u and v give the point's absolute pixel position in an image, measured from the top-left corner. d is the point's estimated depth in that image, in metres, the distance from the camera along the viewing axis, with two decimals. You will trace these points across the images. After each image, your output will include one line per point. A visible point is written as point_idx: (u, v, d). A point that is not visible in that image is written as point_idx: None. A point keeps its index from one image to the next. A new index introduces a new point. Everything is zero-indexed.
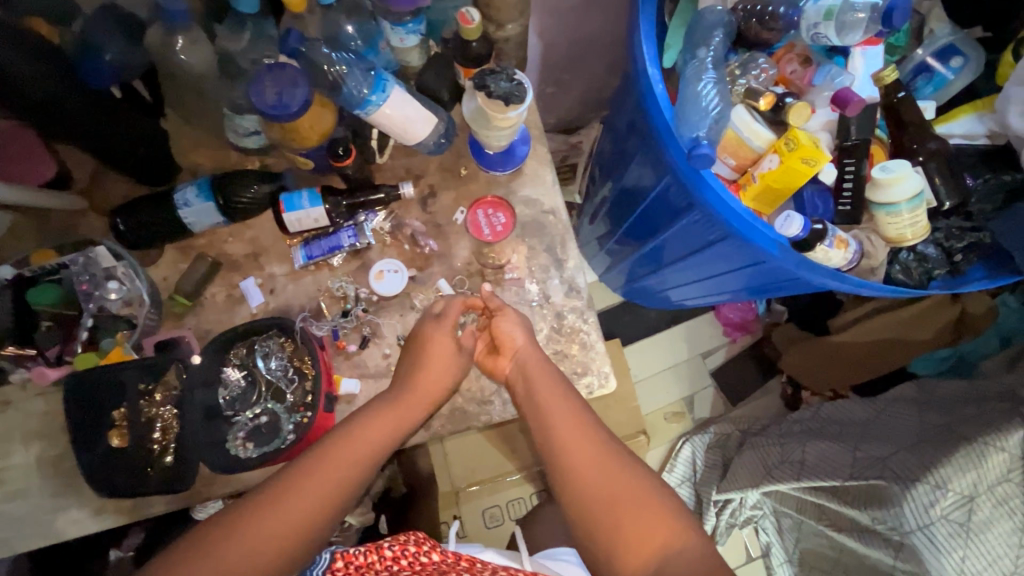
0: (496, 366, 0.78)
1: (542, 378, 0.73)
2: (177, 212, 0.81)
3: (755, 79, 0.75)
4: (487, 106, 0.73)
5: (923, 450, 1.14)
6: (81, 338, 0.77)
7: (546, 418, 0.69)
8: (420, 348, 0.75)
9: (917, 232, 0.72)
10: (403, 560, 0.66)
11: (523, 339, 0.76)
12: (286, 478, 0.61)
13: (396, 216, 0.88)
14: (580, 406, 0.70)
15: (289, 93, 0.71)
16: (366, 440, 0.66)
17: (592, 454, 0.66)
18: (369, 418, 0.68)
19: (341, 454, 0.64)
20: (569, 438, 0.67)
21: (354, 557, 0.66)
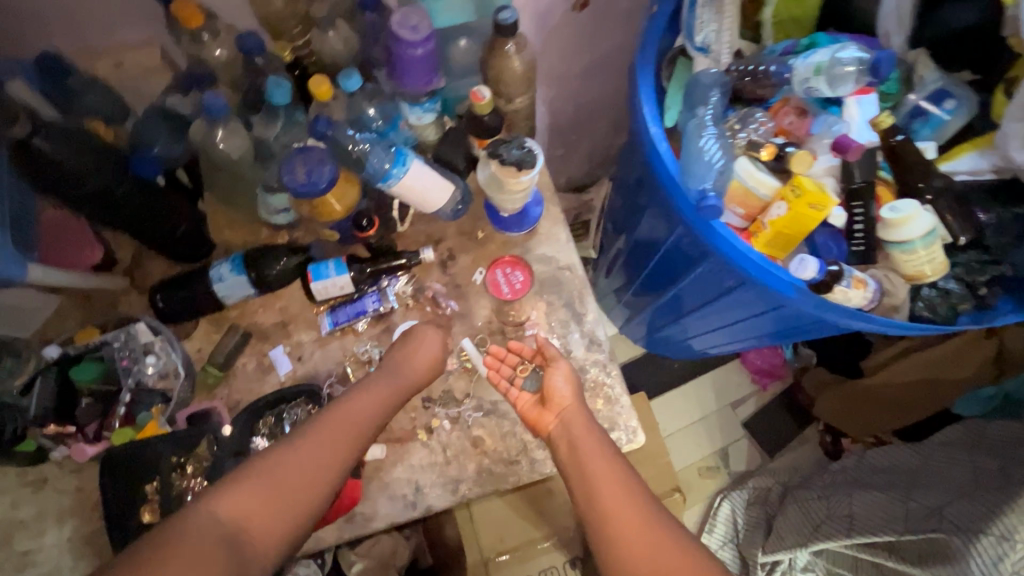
0: (540, 419, 0.77)
1: (588, 439, 0.72)
2: (211, 287, 0.85)
3: (755, 132, 0.78)
4: (500, 172, 0.78)
5: (982, 500, 1.10)
6: (119, 413, 0.79)
7: (595, 487, 0.68)
8: (414, 340, 0.77)
9: (936, 267, 0.72)
10: None
11: (572, 399, 0.76)
12: (299, 447, 0.63)
13: (418, 279, 0.91)
14: (630, 477, 0.69)
15: (317, 172, 0.76)
16: (363, 415, 0.68)
17: (639, 530, 0.65)
18: (370, 394, 0.70)
19: (351, 439, 0.66)
20: (619, 508, 0.66)
21: None
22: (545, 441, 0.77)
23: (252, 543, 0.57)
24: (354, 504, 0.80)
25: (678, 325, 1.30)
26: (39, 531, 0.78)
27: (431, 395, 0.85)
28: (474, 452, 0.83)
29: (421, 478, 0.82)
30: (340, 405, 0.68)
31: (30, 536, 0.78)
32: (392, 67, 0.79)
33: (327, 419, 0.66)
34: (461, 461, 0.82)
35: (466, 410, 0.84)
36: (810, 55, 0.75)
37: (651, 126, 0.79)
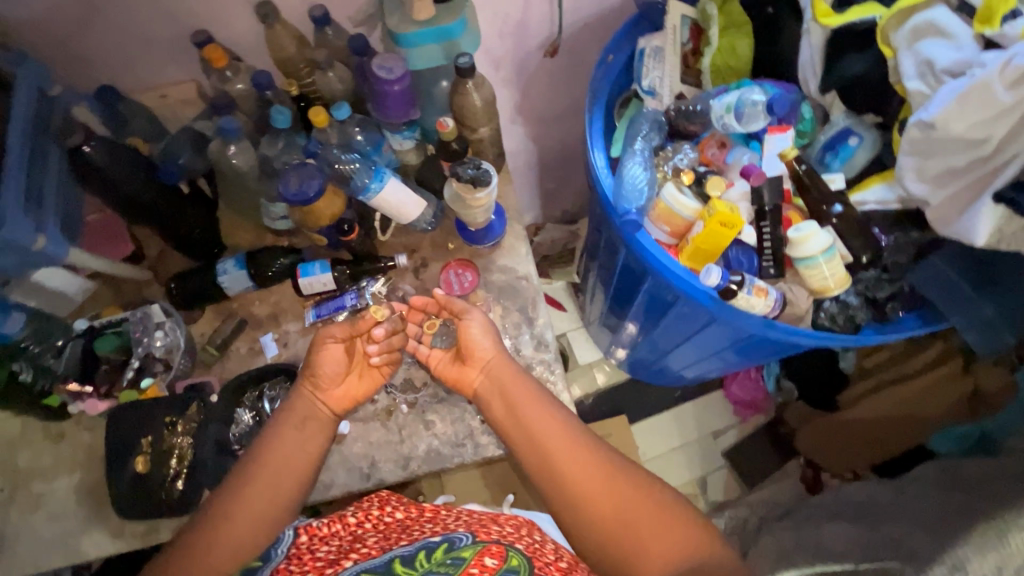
0: (464, 375, 0.86)
1: (521, 393, 0.80)
2: (217, 278, 1.00)
3: (680, 162, 0.92)
4: (460, 189, 0.92)
5: (942, 533, 1.05)
6: (127, 377, 0.93)
7: (534, 430, 0.77)
8: (315, 365, 0.85)
9: (839, 281, 0.80)
10: (366, 523, 0.78)
11: (493, 352, 0.85)
12: (222, 517, 0.73)
13: (392, 282, 1.04)
14: (561, 415, 0.79)
15: (308, 183, 0.91)
16: (288, 453, 0.79)
17: (577, 457, 0.74)
18: (276, 445, 0.79)
19: (265, 489, 0.75)
20: (563, 451, 0.75)
21: (317, 528, 0.77)
22: (470, 393, 0.86)
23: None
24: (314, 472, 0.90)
25: (649, 342, 1.36)
26: (52, 478, 0.91)
27: (394, 382, 0.96)
28: (426, 434, 0.93)
29: (377, 453, 0.92)
30: (252, 462, 0.77)
31: (46, 481, 0.91)
32: (376, 101, 0.95)
33: (240, 481, 0.76)
34: (413, 440, 0.92)
35: (422, 397, 0.94)
36: (722, 97, 0.87)
37: (595, 158, 0.92)
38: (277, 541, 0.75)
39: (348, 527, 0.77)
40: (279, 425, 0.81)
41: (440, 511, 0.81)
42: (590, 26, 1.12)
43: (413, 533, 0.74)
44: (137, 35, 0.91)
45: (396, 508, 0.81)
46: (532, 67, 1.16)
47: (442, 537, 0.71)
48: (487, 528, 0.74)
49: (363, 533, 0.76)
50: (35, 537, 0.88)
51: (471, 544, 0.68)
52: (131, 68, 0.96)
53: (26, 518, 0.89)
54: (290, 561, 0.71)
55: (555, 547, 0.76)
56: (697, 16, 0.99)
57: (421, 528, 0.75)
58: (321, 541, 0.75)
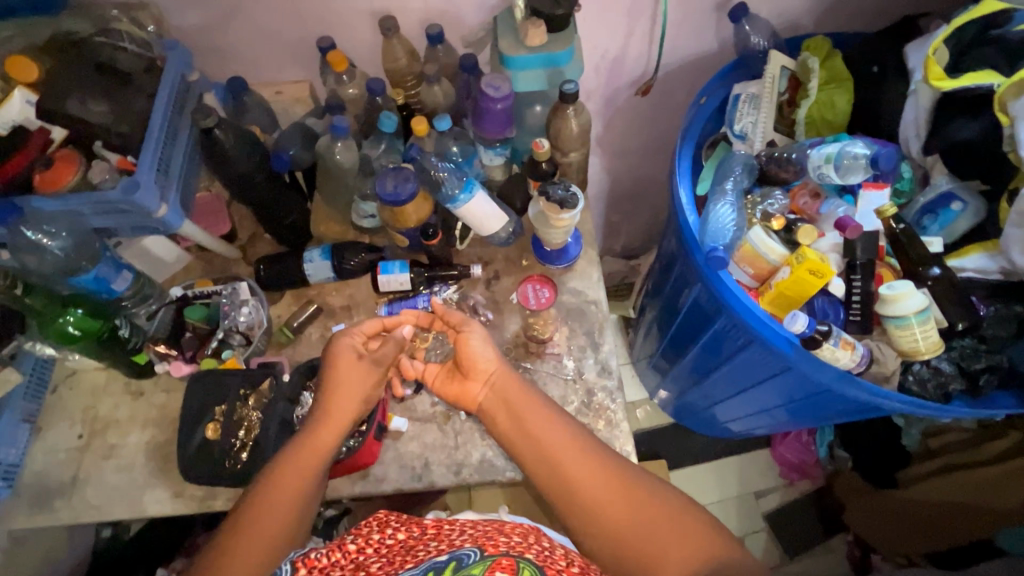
0: (467, 390, 0.85)
1: (527, 407, 0.79)
2: (302, 265, 1.05)
3: (769, 208, 0.92)
4: (546, 208, 0.95)
5: None
6: (210, 347, 0.98)
7: (542, 442, 0.76)
8: (333, 368, 0.84)
9: (930, 346, 0.78)
10: (367, 549, 0.69)
11: (496, 366, 0.84)
12: (232, 541, 0.71)
13: (464, 290, 1.06)
14: (564, 422, 0.78)
15: (402, 186, 0.96)
16: (294, 477, 0.76)
17: (586, 463, 0.74)
18: (285, 470, 0.76)
19: (275, 513, 0.73)
20: (573, 463, 0.74)
21: (316, 560, 0.68)
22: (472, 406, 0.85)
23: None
24: (370, 464, 0.92)
25: (704, 390, 1.33)
26: (125, 431, 0.96)
27: None
28: (480, 443, 0.93)
29: (431, 455, 0.93)
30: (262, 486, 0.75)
31: (120, 433, 0.96)
32: (477, 117, 1.00)
33: (241, 517, 0.73)
34: (467, 448, 0.93)
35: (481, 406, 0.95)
36: (823, 146, 0.88)
37: (680, 193, 0.93)
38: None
39: (349, 555, 0.69)
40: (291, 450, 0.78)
41: (443, 525, 0.71)
42: (685, 68, 1.15)
43: (419, 555, 0.65)
44: (270, 36, 1.00)
45: (397, 528, 0.73)
46: (621, 102, 1.20)
47: (449, 554, 0.62)
48: (495, 541, 0.65)
49: (366, 560, 0.68)
50: (102, 485, 0.93)
51: (479, 560, 0.60)
52: (257, 64, 1.04)
53: (96, 466, 0.94)
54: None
55: (565, 551, 0.67)
56: (797, 68, 1.00)
57: (425, 548, 0.67)
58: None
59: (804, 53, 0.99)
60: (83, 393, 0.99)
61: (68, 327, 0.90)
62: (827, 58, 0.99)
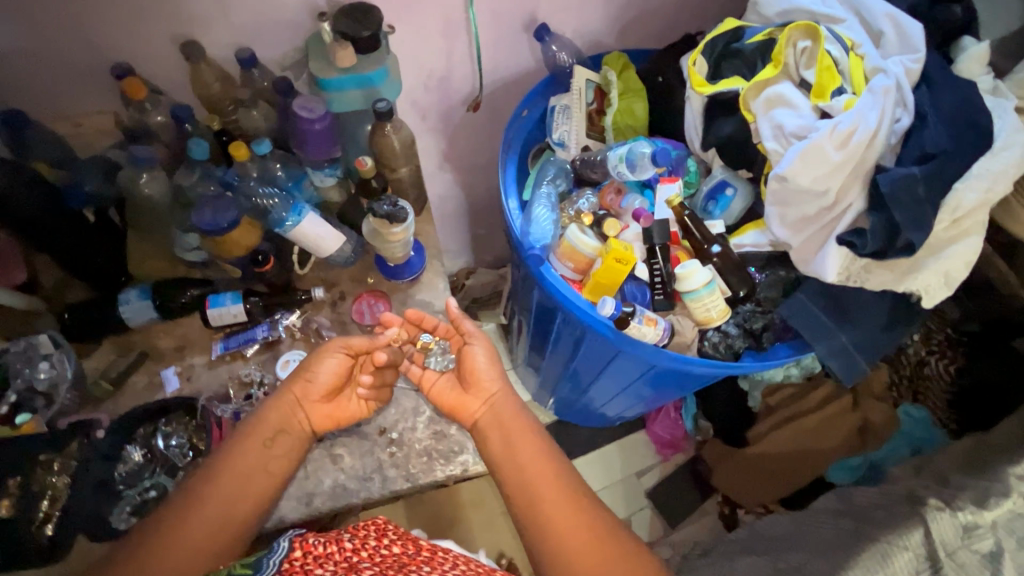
0: (463, 405, 0.88)
1: (517, 430, 0.84)
2: (118, 309, 0.96)
3: (582, 206, 1.01)
4: (377, 224, 0.96)
5: (836, 557, 1.10)
6: (0, 411, 0.85)
7: (526, 469, 0.81)
8: (306, 370, 0.85)
9: (719, 312, 0.91)
10: (363, 551, 0.76)
11: (499, 386, 0.88)
12: (189, 511, 0.74)
13: (307, 314, 1.03)
14: (548, 447, 0.84)
15: (222, 215, 0.92)
16: (254, 466, 0.79)
17: (557, 488, 0.80)
18: (236, 466, 0.78)
19: (219, 506, 0.76)
20: (548, 496, 0.79)
21: (314, 546, 0.74)
22: (464, 420, 0.88)
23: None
24: None
25: (573, 382, 1.41)
26: None
27: None
28: (332, 469, 0.90)
29: None
30: (206, 480, 0.77)
31: None
32: (299, 139, 0.99)
33: (201, 490, 0.76)
34: (319, 475, 0.90)
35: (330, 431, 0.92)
36: (616, 148, 0.99)
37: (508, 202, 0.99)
38: (273, 551, 0.74)
39: (345, 551, 0.75)
40: (246, 440, 0.80)
41: (435, 551, 0.80)
42: (509, 84, 1.23)
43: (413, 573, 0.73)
44: (51, 64, 0.91)
45: (393, 541, 0.79)
46: (456, 119, 1.25)
47: None
48: None
49: (360, 562, 0.74)
50: None
51: None
52: (41, 96, 0.94)
53: None
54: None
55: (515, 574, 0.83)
56: (600, 81, 1.11)
57: (419, 569, 0.75)
58: (316, 563, 0.72)
59: (604, 68, 1.11)
60: None
61: None
62: (623, 71, 1.11)
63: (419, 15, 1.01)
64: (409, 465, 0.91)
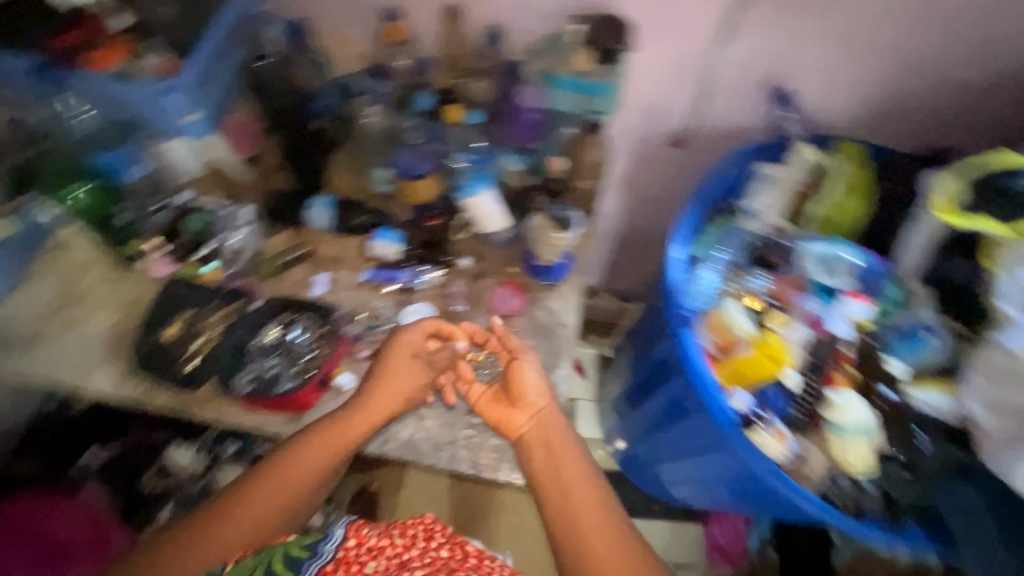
0: (508, 417, 0.91)
1: (562, 452, 0.86)
2: (306, 209, 1.10)
3: (752, 285, 0.94)
4: (545, 223, 1.00)
5: None
6: (196, 254, 1.02)
7: (570, 500, 0.80)
8: (385, 367, 0.92)
9: (861, 462, 0.82)
10: (412, 551, 0.85)
11: (546, 402, 0.91)
12: (239, 501, 0.82)
13: (448, 276, 1.09)
14: (598, 484, 0.83)
15: (417, 162, 1.04)
16: (305, 466, 0.84)
17: (601, 530, 0.77)
18: (285, 463, 0.84)
19: (266, 499, 0.82)
20: (591, 535, 0.77)
21: (367, 538, 0.85)
22: (507, 432, 0.91)
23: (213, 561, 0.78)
24: (303, 407, 0.95)
25: (652, 446, 1.34)
26: (96, 309, 1.00)
27: None
28: (414, 423, 0.95)
29: None
30: (259, 475, 0.84)
31: (88, 309, 1.00)
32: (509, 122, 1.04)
33: (250, 482, 0.83)
34: (402, 423, 0.95)
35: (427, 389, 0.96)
36: (817, 243, 0.92)
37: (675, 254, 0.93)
38: (327, 537, 0.85)
39: (395, 548, 0.85)
40: (295, 443, 0.85)
41: (482, 558, 0.86)
42: (722, 134, 1.17)
43: None
44: None
45: (441, 544, 0.87)
46: (653, 149, 1.22)
47: None
48: None
49: (410, 562, 0.83)
50: (56, 352, 0.96)
51: None
52: (325, 14, 1.08)
53: (59, 332, 0.97)
54: (337, 565, 0.82)
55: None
56: (827, 162, 1.00)
57: (465, 574, 0.82)
58: (370, 554, 0.83)
59: (836, 153, 1.00)
60: (70, 262, 1.03)
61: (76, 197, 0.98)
62: (858, 165, 1.00)
63: (666, 42, 1.00)
64: (480, 454, 0.93)
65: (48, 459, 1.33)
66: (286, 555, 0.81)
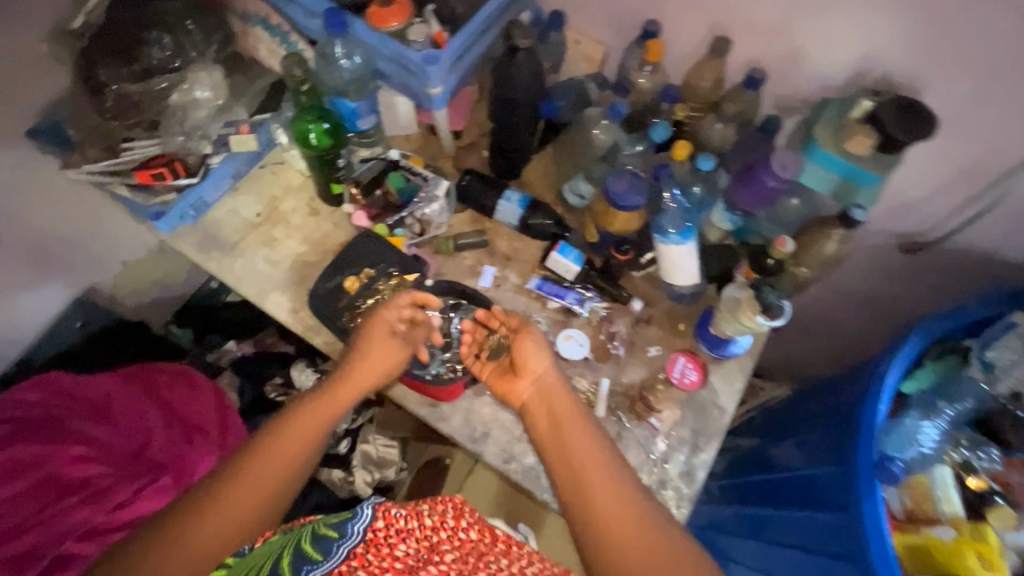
0: (513, 388, 0.84)
1: (577, 430, 0.75)
2: (497, 199, 1.07)
3: (976, 459, 0.84)
4: (747, 302, 0.89)
5: None
6: (389, 216, 1.04)
7: (597, 499, 0.68)
8: (371, 346, 0.86)
9: None
10: (444, 531, 0.72)
11: (548, 367, 0.82)
12: (228, 487, 0.69)
13: (612, 313, 1.04)
14: (601, 439, 0.75)
15: (630, 195, 0.93)
16: (302, 435, 0.76)
17: (637, 529, 0.66)
18: (270, 446, 0.73)
19: (251, 478, 0.70)
20: (625, 537, 0.65)
21: (397, 519, 0.71)
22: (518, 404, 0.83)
23: (207, 551, 0.65)
24: (443, 399, 0.94)
25: (732, 539, 1.20)
26: (290, 235, 1.07)
27: None
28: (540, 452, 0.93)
29: (495, 429, 0.94)
30: (240, 465, 0.71)
31: (285, 232, 1.07)
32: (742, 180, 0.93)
33: (233, 467, 0.71)
34: (528, 447, 0.93)
35: None
36: None
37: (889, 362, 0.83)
38: (355, 514, 0.70)
39: (426, 530, 0.71)
40: (286, 413, 0.78)
41: (512, 544, 0.75)
42: (968, 263, 0.99)
43: (491, 567, 0.69)
44: None
45: (470, 523, 0.74)
46: (873, 248, 1.08)
47: None
48: None
49: (441, 544, 0.70)
50: (250, 263, 1.04)
51: None
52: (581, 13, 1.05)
53: (257, 246, 1.05)
54: (366, 548, 0.68)
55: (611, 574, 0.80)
56: None
57: (495, 563, 0.70)
58: (399, 538, 0.70)
59: None
60: (279, 183, 1.10)
61: (308, 134, 0.95)
62: None
63: (956, 145, 0.86)
64: None
65: (196, 331, 1.52)
66: (315, 534, 0.69)
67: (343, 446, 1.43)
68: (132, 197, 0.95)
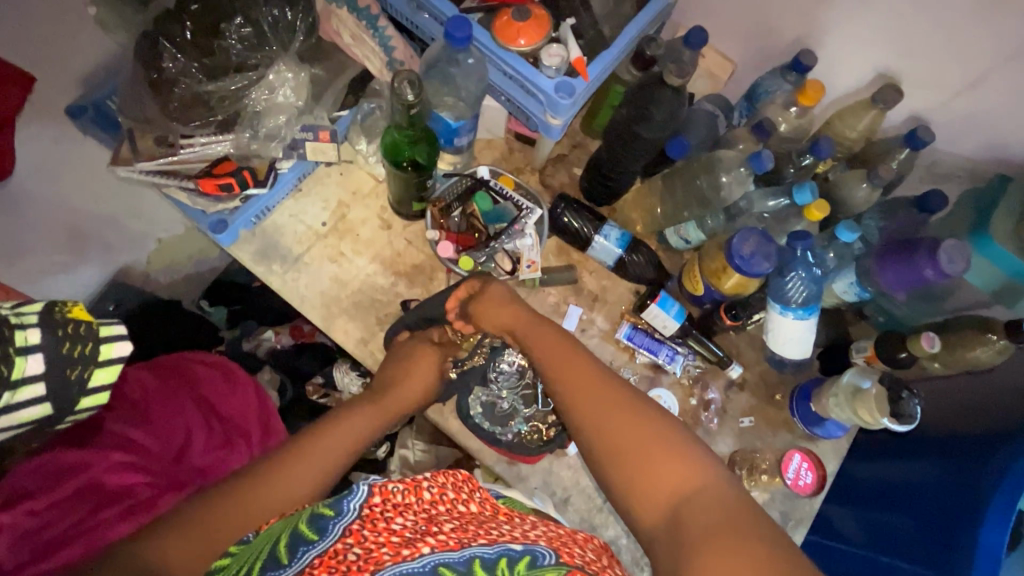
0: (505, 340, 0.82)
1: (551, 348, 0.72)
2: (593, 233, 0.94)
3: None
4: (875, 398, 0.81)
5: None
6: (477, 246, 0.91)
7: (579, 403, 0.64)
8: (409, 362, 0.83)
9: None
10: (440, 505, 0.57)
11: (523, 310, 0.79)
12: (248, 480, 0.60)
13: (706, 374, 0.95)
14: (573, 342, 0.72)
15: (758, 259, 0.80)
16: (355, 434, 0.72)
17: (618, 414, 0.62)
18: (312, 445, 0.67)
19: (284, 475, 0.62)
20: (604, 424, 0.61)
21: (395, 492, 0.55)
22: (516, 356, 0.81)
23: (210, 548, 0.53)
24: (527, 461, 0.87)
25: None
26: (355, 248, 0.93)
27: None
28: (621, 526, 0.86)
29: (574, 495, 0.87)
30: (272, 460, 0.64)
31: (350, 245, 0.93)
32: (887, 259, 0.82)
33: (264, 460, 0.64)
34: (609, 519, 0.87)
35: None
36: None
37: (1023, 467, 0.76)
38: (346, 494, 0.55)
39: (424, 504, 0.56)
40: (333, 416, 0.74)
41: (516, 516, 0.59)
42: None
43: (489, 533, 0.53)
44: None
45: (472, 500, 0.60)
46: None
47: (524, 546, 0.51)
48: (571, 550, 0.52)
49: (440, 516, 0.55)
50: (311, 280, 0.91)
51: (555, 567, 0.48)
52: None
53: (319, 261, 0.92)
54: (361, 524, 0.52)
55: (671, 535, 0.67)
56: None
57: (496, 529, 0.54)
58: (397, 513, 0.54)
59: None
60: (344, 185, 0.95)
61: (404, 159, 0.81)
62: None
63: None
64: None
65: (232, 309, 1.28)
66: (311, 513, 0.54)
67: (382, 451, 1.30)
68: (191, 202, 0.84)
